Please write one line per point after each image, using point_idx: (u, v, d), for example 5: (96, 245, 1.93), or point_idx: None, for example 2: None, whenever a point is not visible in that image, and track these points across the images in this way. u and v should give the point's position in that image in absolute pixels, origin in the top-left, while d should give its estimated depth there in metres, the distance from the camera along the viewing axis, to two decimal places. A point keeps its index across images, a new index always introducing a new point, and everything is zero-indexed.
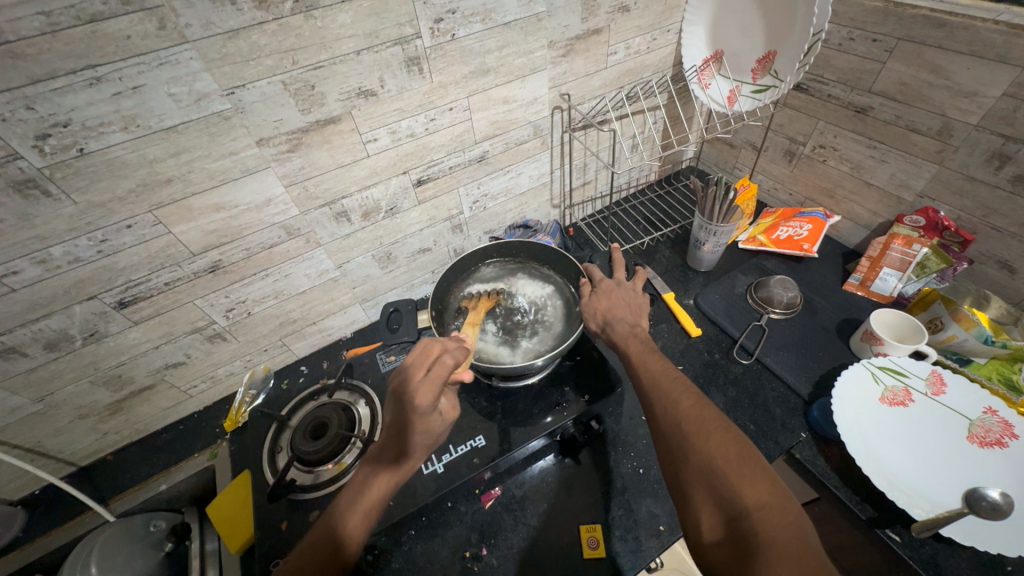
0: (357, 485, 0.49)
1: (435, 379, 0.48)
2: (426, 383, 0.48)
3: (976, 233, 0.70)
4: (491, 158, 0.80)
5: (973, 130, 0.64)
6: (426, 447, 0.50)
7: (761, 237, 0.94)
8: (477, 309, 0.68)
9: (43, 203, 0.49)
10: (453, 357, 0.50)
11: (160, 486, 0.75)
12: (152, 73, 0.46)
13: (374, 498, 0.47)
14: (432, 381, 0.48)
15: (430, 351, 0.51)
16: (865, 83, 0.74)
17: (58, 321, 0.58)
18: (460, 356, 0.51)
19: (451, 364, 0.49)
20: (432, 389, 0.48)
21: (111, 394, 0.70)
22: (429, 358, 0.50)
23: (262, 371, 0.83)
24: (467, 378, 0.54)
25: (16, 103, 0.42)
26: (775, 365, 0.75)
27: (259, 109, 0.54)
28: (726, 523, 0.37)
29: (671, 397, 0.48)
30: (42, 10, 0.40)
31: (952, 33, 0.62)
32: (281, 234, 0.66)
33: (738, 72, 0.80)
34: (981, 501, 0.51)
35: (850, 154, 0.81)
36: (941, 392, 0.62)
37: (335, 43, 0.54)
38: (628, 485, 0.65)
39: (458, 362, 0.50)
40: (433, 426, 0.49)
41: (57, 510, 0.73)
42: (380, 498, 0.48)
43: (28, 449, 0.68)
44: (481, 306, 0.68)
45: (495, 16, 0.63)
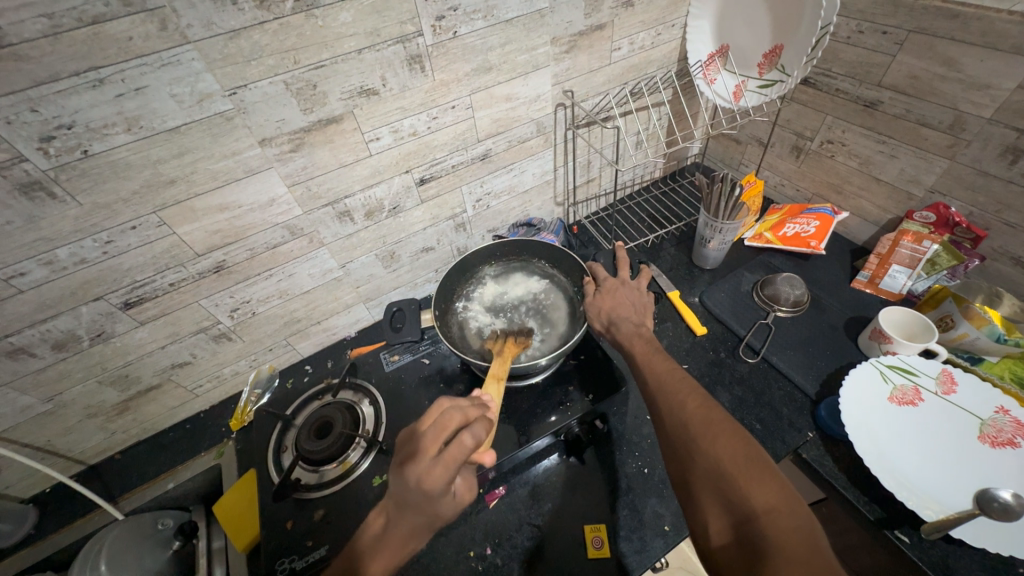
0: (363, 547, 0.47)
1: (450, 463, 0.42)
2: (439, 465, 0.42)
3: (989, 228, 0.69)
4: (494, 156, 0.79)
5: (986, 124, 0.63)
6: (433, 522, 0.46)
7: (768, 234, 0.93)
8: (501, 357, 0.62)
9: (49, 205, 0.49)
10: (472, 438, 0.44)
11: (168, 484, 0.76)
12: (154, 74, 0.46)
13: (377, 569, 0.45)
14: (444, 466, 0.42)
15: (447, 426, 0.45)
16: (875, 76, 0.72)
17: (65, 322, 0.58)
18: (481, 435, 0.45)
19: (469, 445, 0.43)
20: (444, 477, 0.42)
21: (118, 393, 0.70)
22: (444, 436, 0.44)
23: (268, 370, 0.84)
24: (487, 461, 0.49)
25: (20, 105, 0.43)
26: (782, 363, 0.75)
27: (261, 110, 0.54)
28: (735, 526, 0.37)
29: (678, 398, 0.47)
30: (44, 13, 0.40)
31: (965, 25, 0.60)
32: (285, 234, 0.66)
33: (745, 67, 0.78)
34: (993, 502, 0.50)
35: (859, 149, 0.80)
36: (952, 392, 0.61)
37: (336, 42, 0.54)
38: (633, 485, 0.65)
39: (478, 444, 0.44)
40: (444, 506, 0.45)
41: (68, 508, 0.74)
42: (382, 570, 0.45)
43: (38, 448, 0.69)
44: (506, 354, 0.62)
45: (497, 13, 0.63)
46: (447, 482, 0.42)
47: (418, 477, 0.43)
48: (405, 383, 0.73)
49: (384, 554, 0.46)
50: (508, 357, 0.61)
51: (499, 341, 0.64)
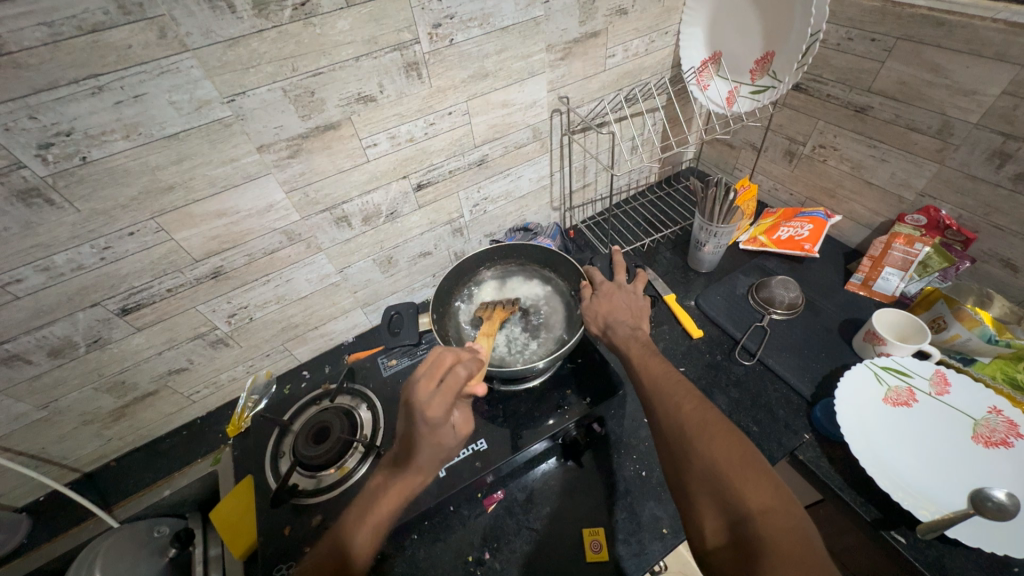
0: (373, 489, 0.50)
1: (448, 393, 0.46)
2: (437, 397, 0.46)
3: (979, 231, 0.70)
4: (490, 161, 0.80)
5: (973, 129, 0.64)
6: (439, 456, 0.49)
7: (762, 237, 0.94)
8: (490, 320, 0.67)
9: (46, 211, 0.49)
10: (466, 368, 0.48)
11: (164, 491, 0.76)
12: (153, 81, 0.47)
13: (384, 508, 0.48)
14: (442, 396, 0.46)
15: (442, 363, 0.49)
16: (865, 82, 0.74)
17: (62, 328, 0.58)
18: (473, 368, 0.49)
19: (464, 375, 0.48)
20: (443, 405, 0.46)
21: (114, 400, 0.70)
22: (440, 373, 0.48)
23: (265, 376, 0.83)
24: (478, 391, 0.51)
25: (19, 112, 0.43)
26: (778, 366, 0.75)
27: (259, 116, 0.54)
28: (730, 527, 0.37)
29: (674, 399, 0.47)
30: (44, 21, 0.40)
31: (951, 32, 0.62)
32: (283, 239, 0.67)
33: (737, 73, 0.80)
34: (987, 502, 0.51)
35: (851, 153, 0.81)
36: (945, 392, 0.61)
37: (333, 50, 0.54)
38: (631, 488, 0.65)
39: (471, 375, 0.48)
40: (445, 436, 0.48)
41: (62, 517, 0.74)
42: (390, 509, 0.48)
43: (33, 455, 0.69)
44: (495, 317, 0.67)
45: (492, 21, 0.63)
46: (445, 411, 0.46)
47: (419, 408, 0.46)
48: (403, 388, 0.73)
49: (391, 494, 0.48)
50: (497, 320, 0.67)
51: (488, 310, 0.70)
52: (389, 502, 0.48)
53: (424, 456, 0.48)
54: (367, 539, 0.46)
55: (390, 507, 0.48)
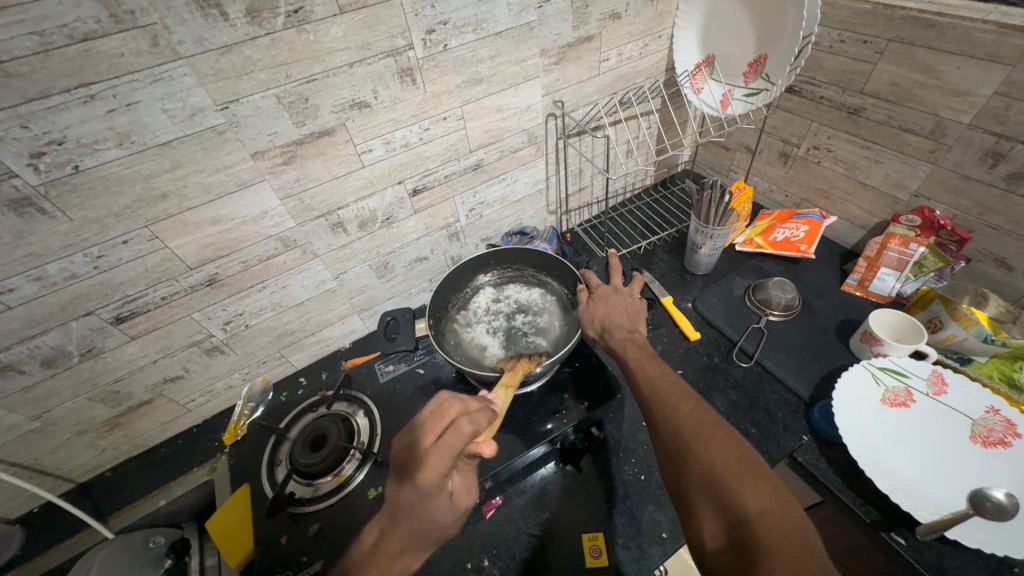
0: (359, 556, 0.49)
1: (445, 452, 0.44)
2: (433, 456, 0.44)
3: (973, 230, 0.70)
4: (486, 166, 0.80)
5: (966, 129, 0.64)
6: (428, 527, 0.47)
7: (758, 239, 0.94)
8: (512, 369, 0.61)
9: (39, 220, 0.49)
10: (471, 424, 0.47)
11: (160, 501, 0.75)
12: (145, 89, 0.47)
13: None
14: (440, 454, 0.44)
15: (446, 414, 0.48)
16: (857, 84, 0.74)
17: (55, 337, 0.57)
18: (479, 423, 0.47)
19: (468, 432, 0.46)
20: (439, 464, 0.44)
21: (109, 409, 0.69)
22: (442, 425, 0.47)
23: (261, 383, 0.83)
24: (487, 451, 0.51)
25: (10, 122, 0.43)
26: (775, 367, 0.75)
27: (254, 123, 0.54)
28: (728, 529, 0.37)
29: (671, 402, 0.47)
30: (35, 30, 0.40)
31: (942, 34, 0.62)
32: (278, 246, 0.66)
33: (730, 76, 0.80)
34: (986, 502, 0.51)
35: (845, 154, 0.81)
36: (943, 392, 0.61)
37: (327, 56, 0.54)
38: (630, 492, 0.64)
39: (476, 432, 0.46)
40: (437, 504, 0.46)
41: (57, 528, 0.73)
42: None
43: (26, 466, 0.68)
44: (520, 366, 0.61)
45: (486, 27, 0.64)
46: (443, 470, 0.44)
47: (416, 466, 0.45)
48: (400, 394, 0.72)
49: (370, 570, 0.46)
50: (522, 370, 0.61)
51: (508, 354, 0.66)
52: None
53: (409, 524, 0.47)
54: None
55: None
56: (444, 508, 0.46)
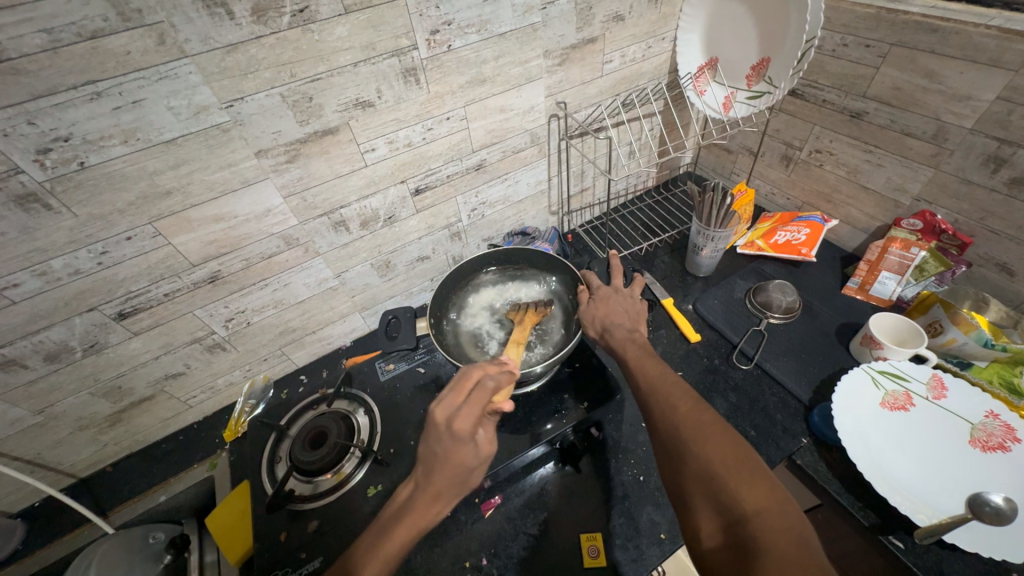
0: (389, 514, 0.47)
1: (476, 404, 0.48)
2: (466, 408, 0.48)
3: (974, 235, 0.70)
4: (488, 166, 0.80)
5: (968, 134, 0.64)
6: (461, 477, 0.47)
7: (759, 242, 0.94)
8: (522, 325, 0.68)
9: (44, 216, 0.49)
10: (493, 381, 0.50)
11: (160, 497, 0.75)
12: (151, 87, 0.47)
13: (398, 535, 0.45)
14: (471, 406, 0.48)
15: (469, 376, 0.51)
16: (860, 87, 0.74)
17: (58, 333, 0.58)
18: (501, 380, 0.51)
19: (491, 387, 0.50)
20: (472, 413, 0.48)
21: (111, 405, 0.70)
22: (469, 384, 0.50)
23: (262, 381, 0.83)
24: (506, 408, 0.48)
25: (17, 118, 0.43)
26: (775, 370, 0.75)
27: (258, 121, 0.55)
28: (725, 528, 0.37)
29: (669, 401, 0.48)
30: (43, 28, 0.41)
31: (945, 38, 0.62)
32: (281, 244, 0.67)
33: (733, 79, 0.80)
34: (985, 506, 0.51)
35: (847, 158, 0.81)
36: (942, 397, 0.61)
37: (332, 56, 0.55)
38: (629, 493, 0.65)
39: (498, 388, 0.50)
40: (467, 453, 0.47)
41: (57, 522, 0.73)
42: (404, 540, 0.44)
43: (28, 460, 0.68)
44: (526, 321, 0.68)
45: (490, 27, 0.64)
46: (475, 419, 0.48)
47: (448, 418, 0.48)
48: (401, 392, 0.73)
49: (404, 524, 0.45)
50: (528, 325, 0.67)
51: (520, 312, 0.70)
52: (405, 530, 0.45)
53: (443, 474, 0.47)
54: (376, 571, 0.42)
55: (403, 537, 0.45)
56: (475, 458, 0.47)
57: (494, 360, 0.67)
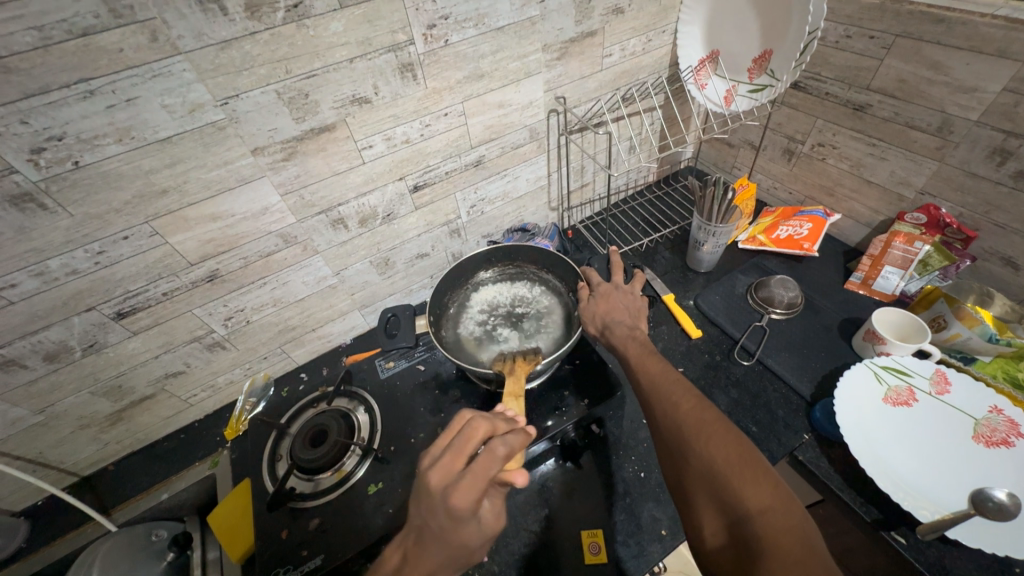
0: None
1: (480, 476, 0.38)
2: (467, 480, 0.38)
3: (979, 229, 0.69)
4: (487, 162, 0.80)
5: (974, 126, 0.64)
6: (458, 555, 0.40)
7: (761, 236, 0.94)
8: (514, 376, 0.59)
9: (40, 216, 0.49)
10: (505, 446, 0.40)
11: (162, 495, 0.76)
12: (146, 85, 0.47)
13: None
14: (473, 479, 0.38)
15: (472, 434, 0.42)
16: (863, 80, 0.73)
17: (57, 333, 0.58)
18: (511, 446, 0.41)
19: (503, 455, 0.40)
20: (473, 489, 0.38)
21: (112, 404, 0.70)
22: (473, 445, 0.41)
23: (262, 379, 0.83)
24: (518, 482, 0.41)
25: (10, 117, 0.43)
26: (777, 366, 0.75)
27: (254, 119, 0.54)
28: (729, 527, 0.37)
29: (670, 399, 0.47)
30: (34, 25, 0.40)
31: (950, 28, 0.61)
32: (279, 242, 0.66)
33: (735, 72, 0.79)
34: (987, 502, 0.50)
35: (850, 151, 0.80)
36: (946, 392, 0.61)
37: (328, 51, 0.54)
38: (630, 489, 0.64)
39: (510, 455, 0.40)
40: (465, 533, 0.39)
41: (61, 520, 0.74)
42: None
43: (30, 460, 0.68)
44: (517, 370, 0.59)
45: (488, 21, 0.63)
46: (477, 496, 0.38)
47: (446, 490, 0.39)
48: (401, 390, 0.72)
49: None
50: (522, 374, 0.59)
51: (507, 362, 0.61)
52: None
53: (437, 554, 0.39)
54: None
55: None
56: (474, 535, 0.39)
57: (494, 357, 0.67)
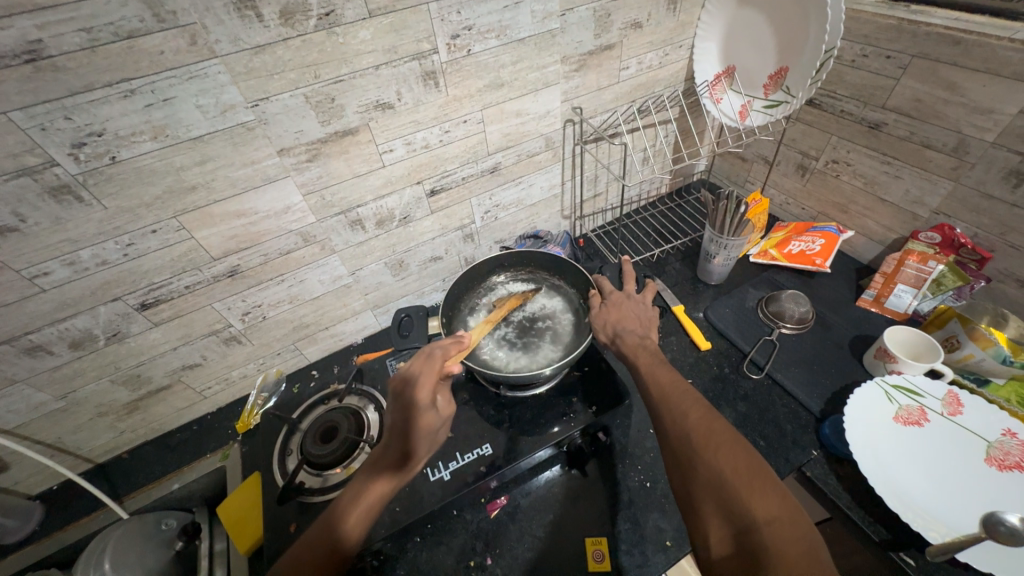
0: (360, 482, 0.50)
1: (428, 373, 0.52)
2: (424, 380, 0.52)
3: (995, 250, 0.69)
4: (503, 169, 0.81)
5: (990, 148, 0.64)
6: (425, 441, 0.51)
7: (773, 251, 0.94)
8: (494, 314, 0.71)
9: (75, 207, 0.51)
10: (441, 350, 0.55)
11: (173, 485, 0.77)
12: (183, 86, 0.49)
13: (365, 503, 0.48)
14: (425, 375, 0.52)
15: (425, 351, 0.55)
16: (879, 98, 0.74)
17: (83, 321, 0.60)
18: (450, 349, 0.57)
19: (440, 356, 0.55)
20: (430, 382, 0.52)
21: (129, 393, 0.71)
22: (421, 358, 0.54)
23: (275, 374, 0.85)
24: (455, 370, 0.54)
25: (55, 113, 0.45)
26: (786, 380, 0.75)
27: (282, 121, 0.56)
28: (736, 537, 0.37)
29: (681, 408, 0.47)
30: (83, 28, 0.42)
31: (967, 50, 0.62)
32: (299, 241, 0.68)
33: (750, 87, 0.80)
34: (999, 526, 0.50)
35: (864, 169, 0.81)
36: (958, 413, 0.61)
37: (355, 58, 0.56)
38: (635, 499, 0.64)
39: (446, 356, 0.55)
40: (430, 418, 0.51)
41: (73, 506, 0.75)
42: (371, 505, 0.48)
43: (49, 444, 0.70)
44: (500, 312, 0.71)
45: (509, 33, 0.65)
46: (433, 387, 0.52)
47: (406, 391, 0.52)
48: None
49: (376, 487, 0.49)
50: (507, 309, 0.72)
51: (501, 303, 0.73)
52: (376, 493, 0.48)
53: (413, 436, 0.51)
54: (358, 521, 0.47)
55: (374, 500, 0.48)
56: (436, 420, 0.52)
57: (505, 362, 0.67)
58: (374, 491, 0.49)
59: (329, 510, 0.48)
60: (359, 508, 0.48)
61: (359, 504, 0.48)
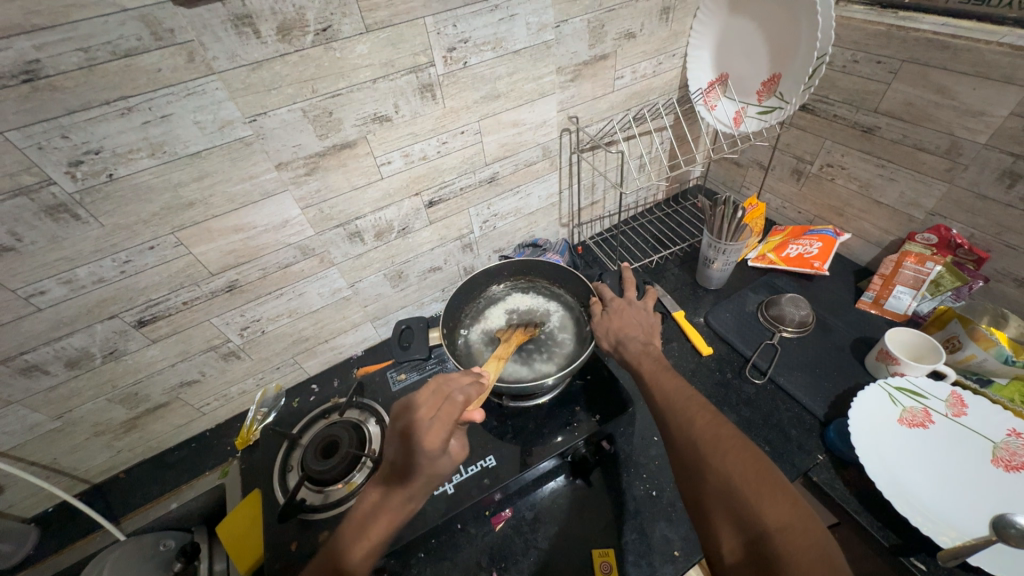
0: (359, 518, 0.48)
1: (447, 419, 0.47)
2: (436, 423, 0.47)
3: (991, 250, 0.69)
4: (501, 179, 0.81)
5: (982, 149, 0.64)
6: (432, 483, 0.48)
7: (771, 255, 0.94)
8: (506, 344, 0.66)
9: (72, 226, 0.51)
10: (464, 394, 0.50)
11: (170, 505, 0.75)
12: (180, 102, 0.49)
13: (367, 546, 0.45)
14: (442, 419, 0.47)
15: (443, 389, 0.50)
16: (871, 103, 0.75)
17: (80, 339, 0.59)
18: (471, 392, 0.51)
19: (462, 402, 0.49)
20: (445, 429, 0.47)
21: (127, 411, 0.71)
22: (439, 398, 0.49)
23: (274, 389, 0.84)
24: (478, 418, 0.51)
25: (52, 132, 0.45)
26: (789, 385, 0.74)
27: (279, 135, 0.56)
28: (747, 544, 0.36)
29: (686, 414, 0.47)
30: (81, 47, 0.42)
31: (956, 54, 0.63)
32: (297, 254, 0.68)
33: (744, 94, 0.81)
34: (1010, 529, 0.48)
35: (859, 172, 0.81)
36: (962, 414, 0.60)
37: (352, 72, 0.56)
38: (641, 509, 0.64)
39: (468, 401, 0.50)
40: (439, 465, 0.47)
41: (69, 529, 0.74)
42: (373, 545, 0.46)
43: (44, 466, 0.69)
44: (512, 341, 0.66)
45: (505, 45, 0.65)
46: (448, 434, 0.47)
47: (419, 438, 0.46)
48: None
49: (378, 525, 0.47)
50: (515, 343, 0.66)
51: (509, 331, 0.69)
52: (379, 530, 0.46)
53: (417, 483, 0.47)
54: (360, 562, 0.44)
55: (376, 540, 0.46)
56: (447, 466, 0.48)
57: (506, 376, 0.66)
58: (375, 531, 0.46)
59: (328, 546, 0.46)
60: (358, 550, 0.45)
61: (361, 544, 0.45)
